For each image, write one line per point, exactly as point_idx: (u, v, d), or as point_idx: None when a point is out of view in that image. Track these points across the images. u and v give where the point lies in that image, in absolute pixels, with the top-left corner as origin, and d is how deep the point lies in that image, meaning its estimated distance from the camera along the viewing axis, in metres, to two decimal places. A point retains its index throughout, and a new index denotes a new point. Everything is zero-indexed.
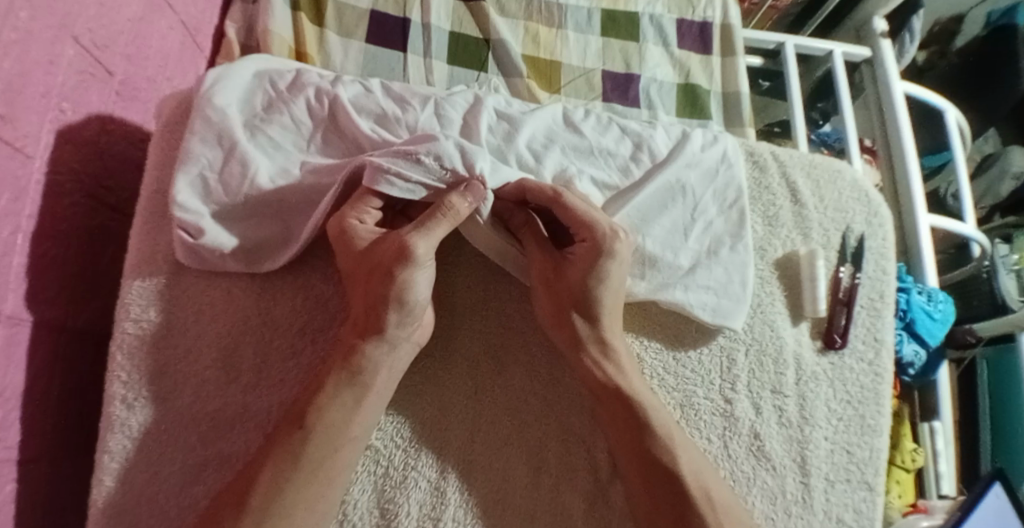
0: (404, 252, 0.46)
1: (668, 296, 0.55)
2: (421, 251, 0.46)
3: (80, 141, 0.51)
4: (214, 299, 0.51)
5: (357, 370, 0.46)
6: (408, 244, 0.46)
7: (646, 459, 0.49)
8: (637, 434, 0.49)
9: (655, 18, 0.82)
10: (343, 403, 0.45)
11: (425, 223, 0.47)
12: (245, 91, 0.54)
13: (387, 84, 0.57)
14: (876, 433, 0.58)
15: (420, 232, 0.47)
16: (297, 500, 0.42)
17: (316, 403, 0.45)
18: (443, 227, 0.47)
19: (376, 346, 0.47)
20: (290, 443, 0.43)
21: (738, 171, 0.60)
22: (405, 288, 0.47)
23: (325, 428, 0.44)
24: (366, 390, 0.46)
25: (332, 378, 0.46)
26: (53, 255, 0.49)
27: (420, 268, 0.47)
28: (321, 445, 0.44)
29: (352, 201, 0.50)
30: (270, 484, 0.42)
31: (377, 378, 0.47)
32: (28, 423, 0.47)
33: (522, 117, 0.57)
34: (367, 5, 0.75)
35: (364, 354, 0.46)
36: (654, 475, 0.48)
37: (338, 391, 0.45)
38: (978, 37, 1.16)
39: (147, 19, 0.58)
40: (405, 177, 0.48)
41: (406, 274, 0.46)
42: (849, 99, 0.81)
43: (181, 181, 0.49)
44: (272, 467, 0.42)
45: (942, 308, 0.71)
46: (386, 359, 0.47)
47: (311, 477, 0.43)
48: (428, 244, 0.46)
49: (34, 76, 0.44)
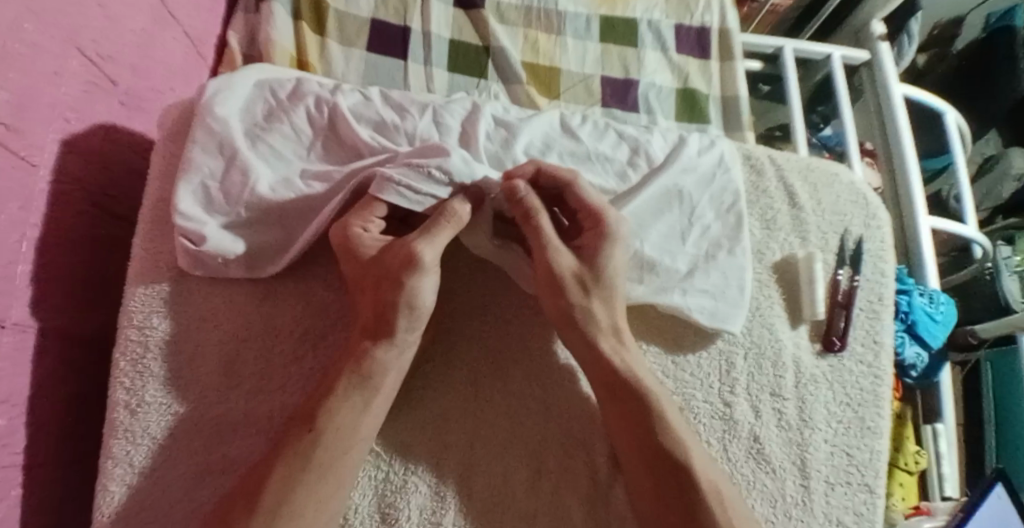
0: (412, 260, 0.47)
1: (666, 300, 0.55)
2: (428, 257, 0.47)
3: (85, 150, 0.52)
4: (215, 305, 0.52)
5: (368, 374, 0.46)
6: (415, 251, 0.47)
7: (654, 459, 0.47)
8: (640, 431, 0.48)
9: (654, 24, 0.83)
10: (353, 405, 0.45)
11: (429, 229, 0.48)
12: (246, 101, 0.55)
13: (386, 93, 0.58)
14: (876, 435, 0.58)
15: (425, 239, 0.48)
16: (307, 499, 0.43)
17: (318, 402, 0.45)
18: (447, 232, 0.49)
19: (387, 351, 0.47)
20: (300, 445, 0.43)
21: (735, 175, 0.60)
22: (414, 294, 0.47)
23: (327, 426, 0.45)
24: (377, 394, 0.47)
25: (343, 383, 0.46)
26: (58, 262, 0.49)
27: (427, 274, 0.48)
28: (331, 446, 0.44)
29: (358, 211, 0.51)
30: (281, 483, 0.42)
31: (387, 381, 0.47)
32: (34, 429, 0.47)
33: (519, 124, 0.57)
34: (367, 14, 0.76)
35: (375, 360, 0.47)
36: (664, 473, 0.46)
37: (348, 394, 0.45)
38: (975, 40, 1.17)
39: (150, 30, 0.59)
40: (415, 189, 0.50)
41: (413, 280, 0.47)
42: (848, 104, 0.81)
43: (183, 191, 0.50)
44: (282, 470, 0.43)
45: (943, 309, 0.72)
46: (394, 360, 0.47)
47: (322, 477, 0.43)
48: (433, 250, 0.48)
49: (39, 87, 0.44)
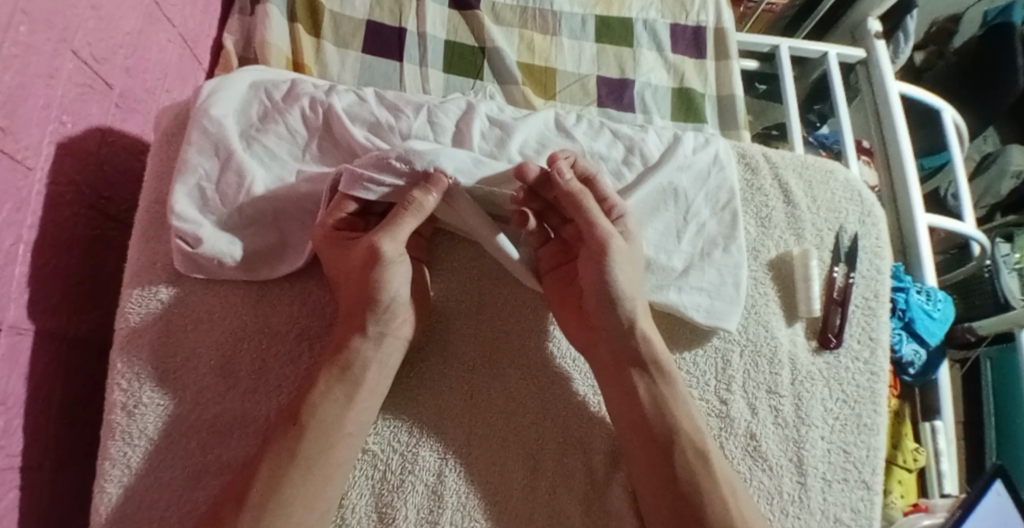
0: (374, 254, 0.48)
1: (660, 298, 0.55)
2: (390, 250, 0.48)
3: (80, 152, 0.52)
4: (212, 306, 0.52)
5: (346, 366, 0.47)
6: (376, 245, 0.48)
7: (658, 459, 0.49)
8: (646, 430, 0.50)
9: (649, 24, 0.83)
10: (333, 398, 0.46)
11: (390, 222, 0.49)
12: (241, 103, 0.55)
13: (380, 93, 0.58)
14: (872, 432, 0.58)
15: (387, 232, 0.48)
16: (296, 495, 0.43)
17: (309, 400, 0.46)
18: (409, 223, 0.49)
19: (362, 341, 0.48)
20: (289, 441, 0.44)
21: (730, 173, 0.61)
22: (379, 286, 0.48)
23: (321, 424, 0.45)
24: (355, 387, 0.47)
25: (322, 377, 0.47)
26: (54, 264, 0.50)
27: (392, 266, 0.48)
28: (318, 441, 0.45)
29: (331, 210, 0.51)
30: (269, 481, 0.42)
31: (366, 375, 0.48)
32: (31, 429, 0.47)
33: (514, 123, 0.58)
34: (363, 16, 0.76)
35: (352, 349, 0.48)
36: (672, 475, 0.48)
37: (329, 388, 0.46)
38: (974, 37, 1.17)
39: (145, 32, 0.59)
40: (380, 182, 0.50)
41: (379, 273, 0.48)
42: (844, 102, 0.81)
43: (178, 192, 0.50)
44: (268, 465, 0.43)
45: (941, 307, 0.71)
46: (377, 353, 0.48)
47: (306, 473, 0.44)
48: (395, 242, 0.48)
49: (34, 90, 0.44)
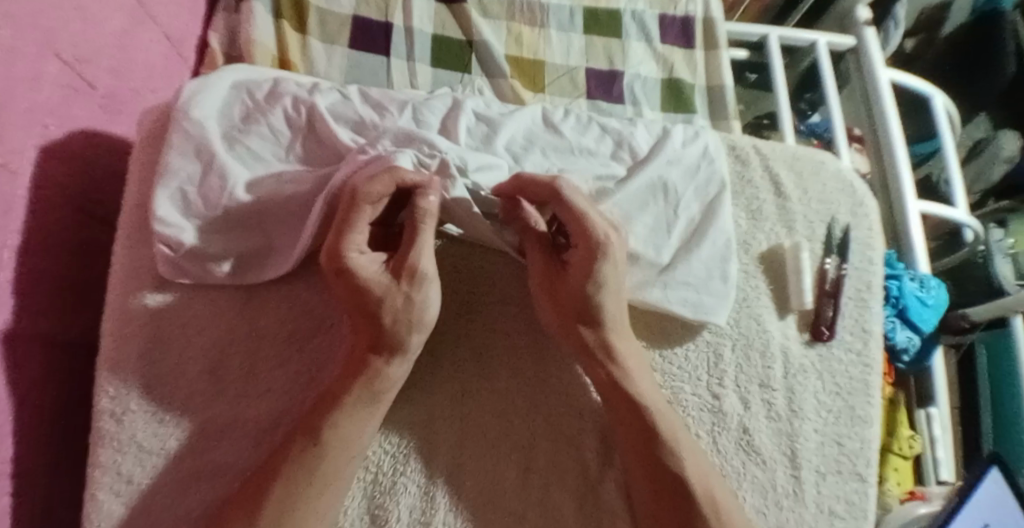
0: (418, 274, 0.47)
1: (645, 296, 0.54)
2: (429, 267, 0.48)
3: (65, 155, 0.51)
4: (199, 312, 0.51)
5: (379, 389, 0.47)
6: (417, 264, 0.47)
7: (649, 463, 0.48)
8: (645, 436, 0.49)
9: (638, 15, 0.82)
10: (361, 419, 0.46)
11: (415, 239, 0.48)
12: (223, 103, 0.54)
13: (364, 91, 0.57)
14: (866, 424, 0.58)
15: (417, 250, 0.47)
16: (308, 510, 0.43)
17: (330, 418, 0.45)
18: (430, 234, 0.48)
19: (396, 364, 0.47)
20: (298, 454, 0.43)
21: (719, 166, 0.60)
22: (421, 307, 0.48)
23: (339, 441, 0.44)
24: (381, 403, 0.47)
25: (352, 395, 0.46)
26: (40, 268, 0.49)
27: (431, 282, 0.48)
28: (336, 459, 0.44)
29: (339, 233, 0.46)
30: (282, 497, 0.42)
31: (392, 392, 0.47)
32: (21, 436, 0.47)
33: (501, 119, 0.57)
34: (349, 11, 0.75)
35: (384, 373, 0.47)
36: (659, 476, 0.48)
37: (356, 407, 0.46)
38: (965, 23, 1.16)
39: (129, 32, 0.58)
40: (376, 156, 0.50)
41: (416, 291, 0.47)
42: (835, 91, 0.80)
43: (160, 196, 0.50)
44: (279, 480, 0.43)
45: (934, 294, 0.71)
46: (402, 375, 0.48)
47: (323, 489, 0.44)
48: (427, 257, 0.48)
49: (17, 93, 0.44)
